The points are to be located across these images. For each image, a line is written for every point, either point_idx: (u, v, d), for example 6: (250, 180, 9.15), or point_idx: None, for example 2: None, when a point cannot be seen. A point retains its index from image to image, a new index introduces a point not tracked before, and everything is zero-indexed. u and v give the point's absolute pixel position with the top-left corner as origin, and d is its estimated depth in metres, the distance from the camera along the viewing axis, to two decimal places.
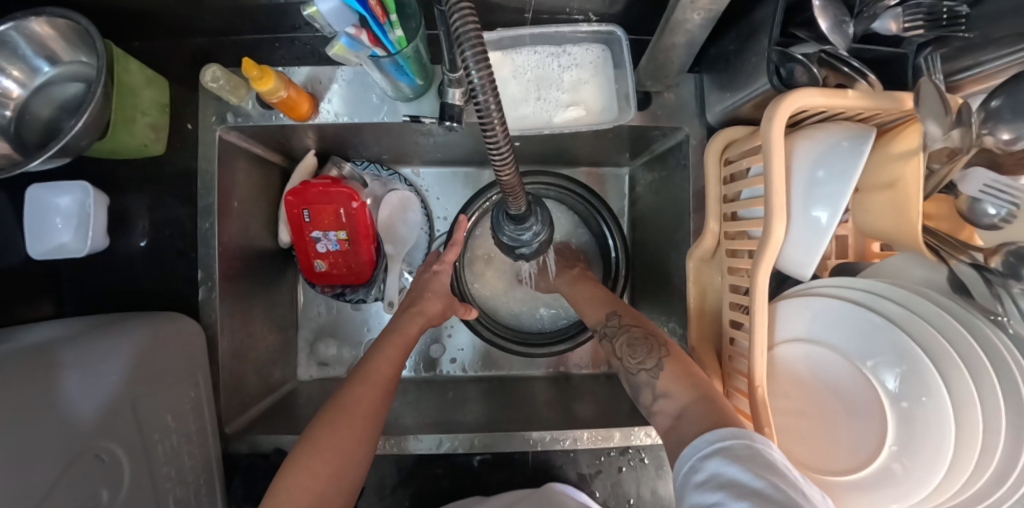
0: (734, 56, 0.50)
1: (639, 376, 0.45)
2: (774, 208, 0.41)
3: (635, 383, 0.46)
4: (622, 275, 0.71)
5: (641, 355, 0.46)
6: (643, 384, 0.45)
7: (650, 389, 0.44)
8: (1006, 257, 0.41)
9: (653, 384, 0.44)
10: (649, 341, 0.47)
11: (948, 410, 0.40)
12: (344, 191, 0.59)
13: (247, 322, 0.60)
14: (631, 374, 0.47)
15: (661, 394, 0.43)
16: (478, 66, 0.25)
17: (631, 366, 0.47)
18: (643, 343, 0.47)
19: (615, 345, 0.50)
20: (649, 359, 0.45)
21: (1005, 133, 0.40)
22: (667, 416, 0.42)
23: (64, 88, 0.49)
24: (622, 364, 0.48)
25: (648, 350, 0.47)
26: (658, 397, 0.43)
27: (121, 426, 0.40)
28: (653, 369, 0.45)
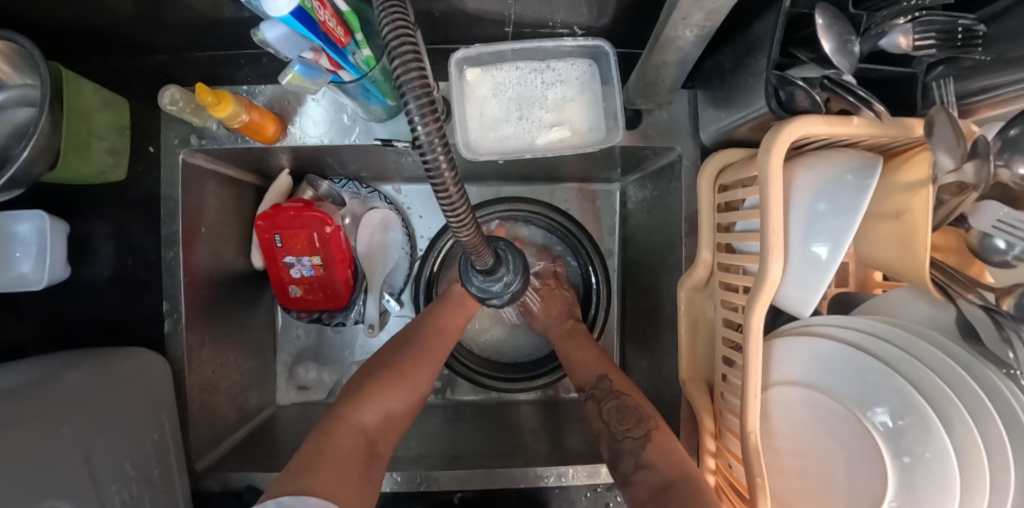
0: (730, 75, 0.46)
1: (624, 442, 0.49)
2: (771, 247, 0.38)
3: (617, 449, 0.49)
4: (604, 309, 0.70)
5: (629, 422, 0.50)
6: (626, 450, 0.48)
7: (632, 458, 0.48)
8: (1020, 299, 0.38)
9: (637, 454, 0.48)
10: (635, 410, 0.51)
11: (953, 468, 0.36)
12: (318, 215, 0.55)
13: (219, 350, 0.58)
14: (616, 439, 0.50)
15: (643, 464, 0.47)
16: (424, 117, 0.22)
17: (617, 433, 0.50)
18: (630, 411, 0.51)
19: (599, 409, 0.53)
20: (637, 428, 0.49)
21: (1022, 166, 0.37)
22: (646, 486, 0.45)
23: (13, 113, 0.46)
24: (609, 429, 0.51)
25: (636, 419, 0.50)
26: (640, 467, 0.47)
27: (73, 480, 0.37)
28: (639, 438, 0.48)
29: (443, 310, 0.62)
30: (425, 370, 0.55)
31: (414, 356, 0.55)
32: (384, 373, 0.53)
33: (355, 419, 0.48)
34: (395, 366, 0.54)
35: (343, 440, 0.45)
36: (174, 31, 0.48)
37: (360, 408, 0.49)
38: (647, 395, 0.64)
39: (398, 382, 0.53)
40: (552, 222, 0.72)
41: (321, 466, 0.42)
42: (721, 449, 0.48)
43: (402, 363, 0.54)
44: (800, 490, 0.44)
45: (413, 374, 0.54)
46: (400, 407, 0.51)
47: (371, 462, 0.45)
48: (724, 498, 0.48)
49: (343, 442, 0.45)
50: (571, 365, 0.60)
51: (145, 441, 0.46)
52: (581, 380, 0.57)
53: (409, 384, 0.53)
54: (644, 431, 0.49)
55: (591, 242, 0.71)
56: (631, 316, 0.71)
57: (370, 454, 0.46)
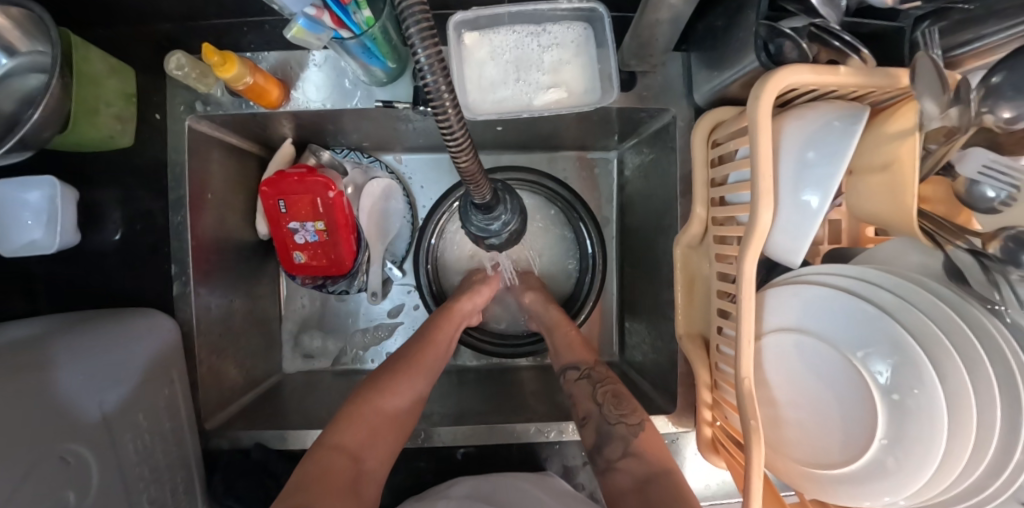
0: (722, 32, 0.47)
1: (616, 425, 0.49)
2: (760, 193, 0.39)
3: (607, 431, 0.49)
4: (599, 275, 0.71)
5: (624, 409, 0.51)
6: (617, 435, 0.49)
7: (621, 444, 0.48)
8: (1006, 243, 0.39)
9: (627, 440, 0.48)
10: (625, 398, 0.52)
11: (941, 401, 0.38)
12: (321, 180, 0.56)
13: (226, 316, 0.59)
14: (607, 422, 0.50)
15: (630, 452, 0.47)
16: (424, 44, 0.24)
17: (611, 415, 0.50)
18: (624, 400, 0.52)
19: (595, 391, 0.53)
20: (632, 416, 0.50)
21: (1006, 111, 0.38)
22: (629, 475, 0.46)
23: (23, 79, 0.47)
24: (600, 411, 0.51)
25: (630, 407, 0.51)
26: (626, 455, 0.47)
27: (90, 427, 0.39)
28: (632, 425, 0.49)
29: (435, 323, 0.60)
30: (413, 385, 0.53)
31: (402, 369, 0.54)
32: (373, 389, 0.51)
33: (339, 440, 0.45)
34: (380, 384, 0.51)
35: (330, 467, 0.43)
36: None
37: (351, 426, 0.47)
38: (646, 358, 0.66)
39: (383, 396, 0.50)
40: (544, 188, 0.73)
41: (305, 492, 0.39)
42: (717, 399, 0.49)
43: (386, 379, 0.52)
44: (794, 433, 0.45)
45: (399, 386, 0.52)
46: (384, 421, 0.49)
47: (358, 485, 0.43)
48: (721, 448, 0.49)
49: (327, 465, 0.43)
50: (559, 348, 0.61)
51: (156, 399, 0.47)
52: (574, 361, 0.58)
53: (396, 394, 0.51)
54: (637, 420, 0.49)
55: (584, 208, 0.72)
56: (628, 284, 0.72)
57: (356, 473, 0.44)
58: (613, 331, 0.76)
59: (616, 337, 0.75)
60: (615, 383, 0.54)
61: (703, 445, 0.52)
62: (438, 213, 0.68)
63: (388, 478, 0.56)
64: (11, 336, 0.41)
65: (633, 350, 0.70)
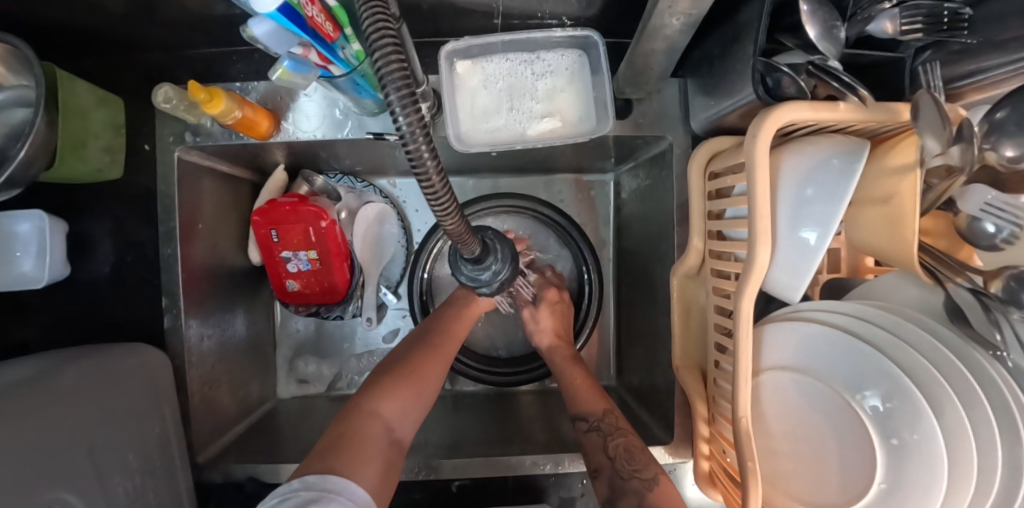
0: (718, 62, 0.47)
1: (629, 481, 0.46)
2: (758, 233, 0.38)
3: (621, 487, 0.46)
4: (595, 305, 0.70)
5: (638, 463, 0.47)
6: (630, 490, 0.45)
7: (636, 500, 0.44)
8: (1007, 282, 0.39)
9: (643, 496, 0.44)
10: (642, 451, 0.48)
11: (941, 448, 0.37)
12: (313, 210, 0.56)
13: (220, 345, 0.59)
14: (620, 477, 0.46)
15: (648, 506, 0.43)
16: (405, 109, 0.22)
17: (624, 470, 0.47)
18: (638, 453, 0.48)
19: (606, 444, 0.50)
20: (646, 470, 0.46)
21: (1009, 149, 0.37)
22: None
23: (10, 113, 0.46)
24: (613, 466, 0.47)
25: (645, 461, 0.47)
26: None
27: (78, 472, 0.38)
28: (647, 480, 0.45)
29: (454, 315, 0.61)
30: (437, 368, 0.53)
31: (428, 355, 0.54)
32: (406, 366, 0.52)
33: (376, 408, 0.46)
34: (408, 365, 0.52)
35: (365, 433, 0.43)
36: (165, 29, 0.48)
37: (385, 397, 0.47)
38: (643, 384, 0.65)
39: (416, 373, 0.51)
40: (538, 214, 0.71)
41: (341, 453, 0.39)
42: (714, 434, 0.49)
43: (415, 362, 0.52)
44: (792, 472, 0.45)
45: (430, 372, 0.52)
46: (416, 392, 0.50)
47: (393, 454, 0.43)
48: (718, 482, 0.49)
49: (365, 431, 0.43)
50: (568, 397, 0.57)
51: (147, 435, 0.46)
52: (583, 412, 0.54)
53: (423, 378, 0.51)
54: (652, 475, 0.45)
55: (580, 235, 0.70)
56: (625, 307, 0.71)
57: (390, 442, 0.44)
58: (610, 353, 0.75)
59: (613, 360, 0.75)
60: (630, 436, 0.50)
61: (700, 479, 0.51)
62: (428, 245, 0.67)
63: None
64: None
65: (630, 374, 0.69)
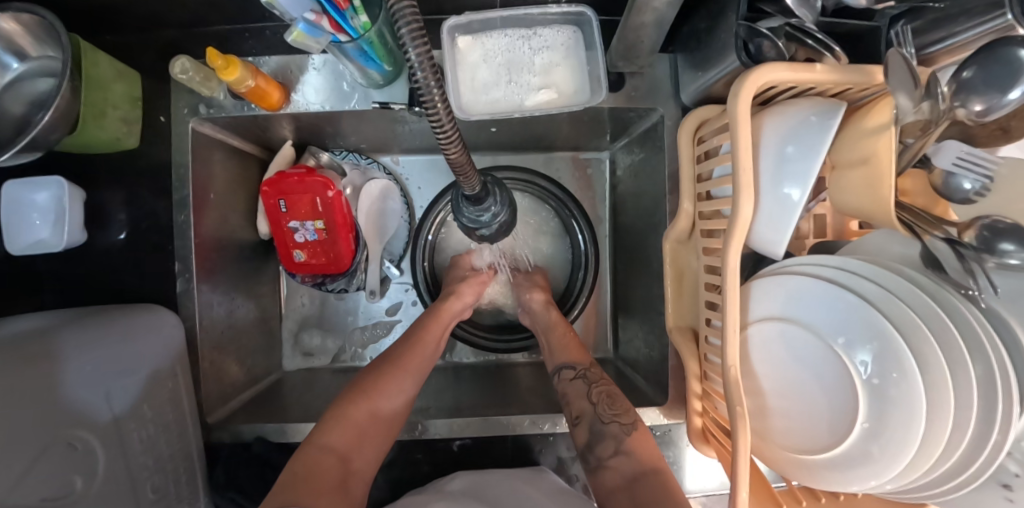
0: (705, 34, 0.49)
1: (609, 425, 0.50)
2: (741, 187, 0.41)
3: (600, 431, 0.50)
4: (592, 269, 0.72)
5: (617, 409, 0.52)
6: (609, 434, 0.50)
7: (612, 443, 0.49)
8: (981, 232, 0.41)
9: (619, 439, 0.49)
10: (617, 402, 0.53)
11: (921, 386, 0.39)
12: (320, 180, 0.58)
13: (228, 314, 0.61)
14: (600, 421, 0.51)
15: (620, 451, 0.48)
16: (415, 44, 0.25)
17: (604, 415, 0.51)
18: (617, 399, 0.53)
19: (589, 391, 0.54)
20: (625, 416, 0.51)
21: (977, 103, 0.40)
22: (619, 474, 0.47)
23: (35, 84, 0.48)
24: (592, 411, 0.52)
25: (624, 407, 0.52)
26: (617, 453, 0.49)
27: (96, 416, 0.40)
28: (625, 425, 0.50)
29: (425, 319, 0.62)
30: (401, 382, 0.54)
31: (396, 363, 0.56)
32: (367, 382, 0.53)
33: (328, 441, 0.47)
34: (371, 380, 0.53)
35: (319, 467, 0.44)
36: (182, 5, 0.50)
37: (344, 421, 0.49)
38: (639, 352, 0.67)
39: (373, 396, 0.51)
40: (537, 187, 0.73)
41: (298, 489, 0.41)
42: (707, 390, 0.51)
43: (379, 371, 0.54)
44: (780, 421, 0.46)
45: (390, 384, 0.53)
46: (375, 411, 0.51)
47: (347, 483, 0.45)
48: (711, 437, 0.51)
49: (315, 465, 0.44)
50: (555, 349, 0.62)
51: (160, 391, 0.48)
52: (569, 361, 0.59)
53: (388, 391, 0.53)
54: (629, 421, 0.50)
55: (577, 209, 0.72)
56: (621, 281, 0.73)
57: (345, 472, 0.45)
58: (607, 328, 0.77)
59: (610, 334, 0.76)
60: (606, 385, 0.55)
61: (694, 435, 0.53)
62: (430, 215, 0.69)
63: (387, 471, 0.57)
64: (22, 328, 0.42)
65: (626, 345, 0.71)
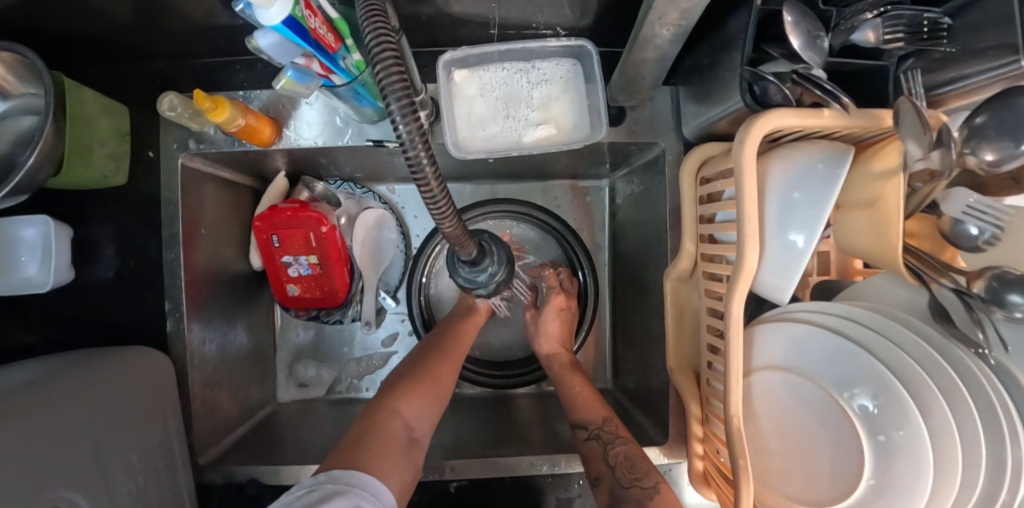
0: (708, 70, 0.48)
1: (631, 490, 0.47)
2: (746, 236, 0.40)
3: (622, 497, 0.47)
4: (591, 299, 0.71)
5: (638, 471, 0.48)
6: (631, 499, 0.46)
7: None
8: (990, 282, 0.39)
9: (643, 504, 0.45)
10: (644, 460, 0.49)
11: (928, 444, 0.38)
12: (313, 215, 0.57)
13: (221, 349, 0.60)
14: (620, 486, 0.48)
15: None
16: (405, 118, 0.24)
17: (624, 479, 0.48)
18: (638, 461, 0.49)
19: (606, 453, 0.50)
20: (648, 478, 0.47)
21: (989, 153, 0.38)
22: None
23: (18, 121, 0.46)
24: (613, 476, 0.49)
25: (645, 469, 0.48)
26: None
27: (83, 471, 0.39)
28: (647, 489, 0.46)
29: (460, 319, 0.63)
30: (449, 370, 0.55)
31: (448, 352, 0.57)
32: (425, 364, 0.54)
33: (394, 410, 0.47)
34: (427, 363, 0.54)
35: (386, 431, 0.44)
36: (170, 38, 0.49)
37: (405, 397, 0.49)
38: (638, 385, 0.66)
39: (429, 376, 0.53)
40: (533, 220, 0.73)
41: (360, 450, 0.40)
42: (708, 434, 0.50)
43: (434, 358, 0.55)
44: (783, 470, 0.45)
45: (445, 371, 0.55)
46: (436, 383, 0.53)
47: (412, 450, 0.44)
48: (712, 481, 0.50)
49: (385, 430, 0.44)
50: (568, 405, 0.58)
51: (150, 436, 0.47)
52: (582, 419, 0.55)
53: (442, 377, 0.54)
54: (652, 483, 0.47)
55: (575, 238, 0.72)
56: (621, 311, 0.72)
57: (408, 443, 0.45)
58: (607, 357, 0.76)
59: (609, 363, 0.75)
60: (632, 443, 0.51)
61: (695, 478, 0.52)
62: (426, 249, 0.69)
63: None
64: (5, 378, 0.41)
65: (626, 377, 0.70)
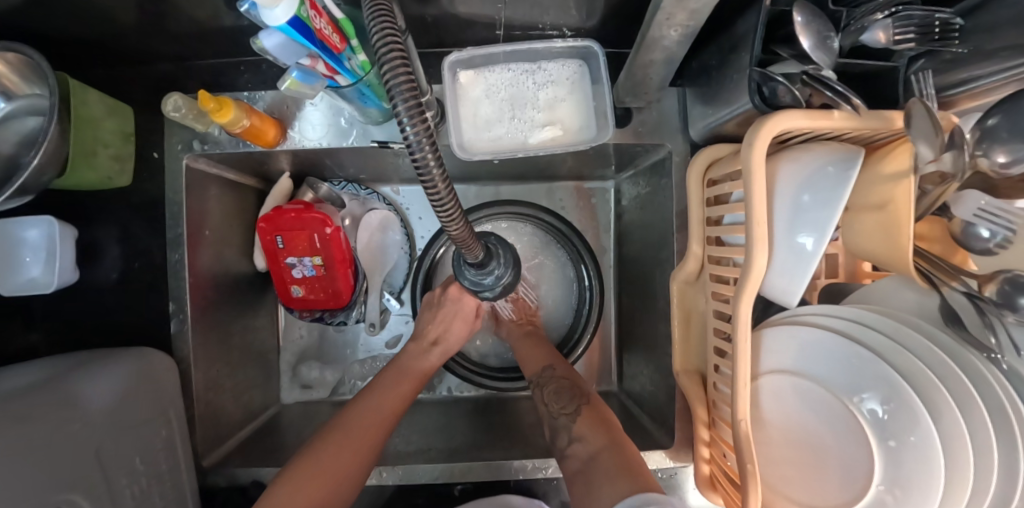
0: (716, 72, 0.48)
1: (564, 419, 0.51)
2: (755, 239, 0.39)
3: (554, 424, 0.51)
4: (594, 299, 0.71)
5: (567, 404, 0.53)
6: (561, 426, 0.51)
7: (566, 434, 0.49)
8: (1002, 286, 0.39)
9: (570, 429, 0.50)
10: (573, 391, 0.54)
11: (940, 451, 0.37)
12: (318, 217, 0.57)
13: (225, 351, 0.59)
14: (552, 417, 0.52)
15: (575, 438, 0.48)
16: (412, 118, 0.24)
17: (555, 411, 0.53)
18: (567, 394, 0.54)
19: (542, 392, 0.56)
20: (571, 406, 0.52)
21: (1001, 155, 0.38)
22: (576, 460, 0.46)
23: (22, 122, 0.46)
24: (546, 409, 0.54)
25: (571, 398, 0.53)
26: (572, 441, 0.48)
27: (87, 475, 0.39)
28: (571, 414, 0.51)
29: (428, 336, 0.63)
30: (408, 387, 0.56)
31: (398, 376, 0.57)
32: (375, 394, 0.54)
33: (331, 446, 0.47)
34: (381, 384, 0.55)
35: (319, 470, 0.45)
36: (174, 39, 0.49)
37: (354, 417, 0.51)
38: (644, 388, 0.65)
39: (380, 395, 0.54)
40: (539, 221, 0.73)
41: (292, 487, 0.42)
42: (715, 438, 0.49)
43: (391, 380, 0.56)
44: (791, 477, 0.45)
45: (403, 388, 0.56)
46: (384, 410, 0.52)
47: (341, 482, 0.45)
48: (718, 486, 0.49)
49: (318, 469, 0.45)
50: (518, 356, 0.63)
51: (153, 439, 0.47)
52: (531, 370, 0.60)
53: (388, 408, 0.53)
54: (576, 409, 0.52)
55: (580, 242, 0.72)
56: (626, 313, 0.72)
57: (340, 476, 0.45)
58: (611, 359, 0.75)
59: (614, 366, 0.75)
60: (568, 380, 0.56)
61: (701, 483, 0.51)
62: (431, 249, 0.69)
63: None
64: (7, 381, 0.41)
65: (631, 380, 0.70)
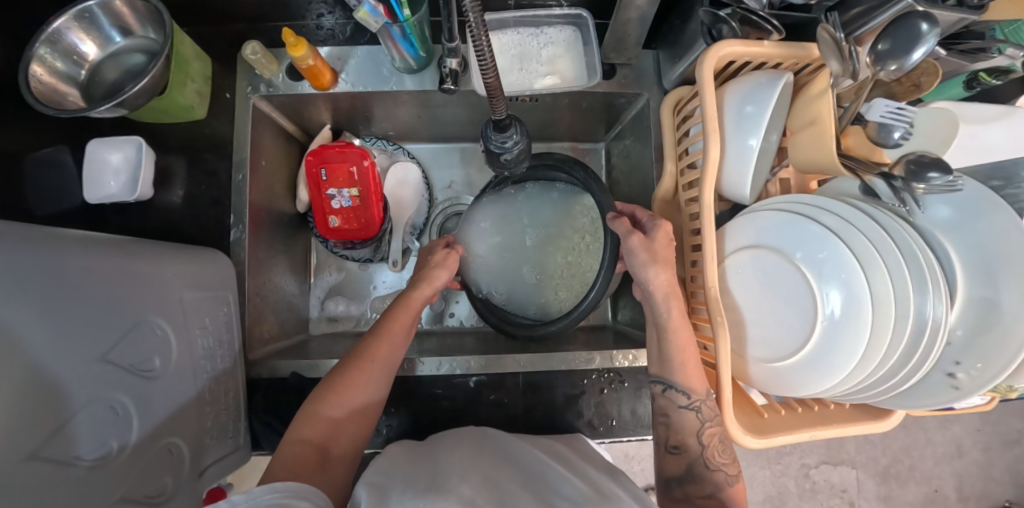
0: (680, 27, 0.61)
1: (711, 472, 0.52)
2: (709, 137, 0.50)
3: (698, 472, 0.52)
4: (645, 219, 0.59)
5: (726, 458, 0.53)
6: (706, 479, 0.52)
7: (711, 487, 0.52)
8: (908, 165, 0.49)
9: (719, 487, 0.52)
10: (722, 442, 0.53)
11: (864, 282, 0.47)
12: (356, 151, 0.68)
13: (269, 268, 0.68)
14: (706, 467, 0.53)
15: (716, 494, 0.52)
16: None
17: (712, 461, 0.53)
18: (727, 446, 0.54)
19: (701, 430, 0.53)
20: (729, 467, 0.53)
21: (892, 65, 0.49)
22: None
23: (130, 56, 0.57)
24: (706, 456, 0.53)
25: (731, 456, 0.54)
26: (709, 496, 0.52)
27: (172, 314, 0.47)
28: (730, 475, 0.53)
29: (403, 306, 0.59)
30: (397, 337, 0.56)
31: (377, 346, 0.55)
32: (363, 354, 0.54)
33: (303, 434, 0.47)
34: (369, 346, 0.55)
35: (296, 458, 0.45)
36: (254, 4, 0.62)
37: (344, 383, 0.51)
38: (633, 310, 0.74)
39: (371, 357, 0.54)
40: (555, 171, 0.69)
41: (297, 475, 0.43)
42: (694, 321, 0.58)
43: (374, 336, 0.56)
44: (757, 339, 0.53)
45: (395, 332, 0.56)
46: (376, 371, 0.53)
47: (328, 466, 0.46)
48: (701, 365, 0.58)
49: (297, 454, 0.45)
50: (663, 361, 0.54)
51: (217, 313, 0.54)
52: (685, 387, 0.53)
53: (377, 361, 0.54)
54: (735, 473, 0.53)
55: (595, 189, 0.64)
56: None
57: (325, 457, 0.47)
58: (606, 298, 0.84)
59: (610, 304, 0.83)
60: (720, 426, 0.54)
61: None
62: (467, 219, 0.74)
63: (410, 406, 0.62)
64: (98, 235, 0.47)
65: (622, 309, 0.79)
